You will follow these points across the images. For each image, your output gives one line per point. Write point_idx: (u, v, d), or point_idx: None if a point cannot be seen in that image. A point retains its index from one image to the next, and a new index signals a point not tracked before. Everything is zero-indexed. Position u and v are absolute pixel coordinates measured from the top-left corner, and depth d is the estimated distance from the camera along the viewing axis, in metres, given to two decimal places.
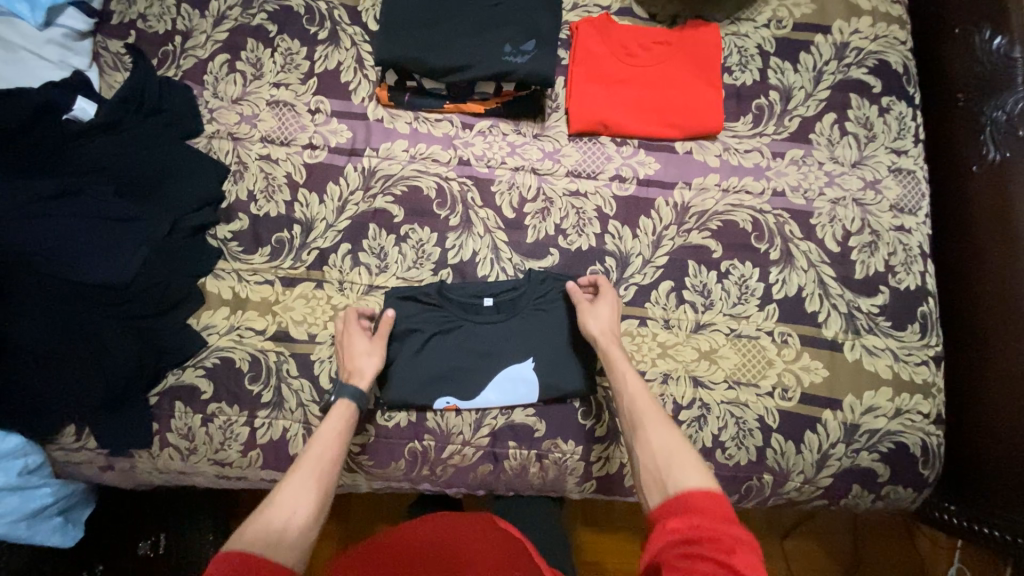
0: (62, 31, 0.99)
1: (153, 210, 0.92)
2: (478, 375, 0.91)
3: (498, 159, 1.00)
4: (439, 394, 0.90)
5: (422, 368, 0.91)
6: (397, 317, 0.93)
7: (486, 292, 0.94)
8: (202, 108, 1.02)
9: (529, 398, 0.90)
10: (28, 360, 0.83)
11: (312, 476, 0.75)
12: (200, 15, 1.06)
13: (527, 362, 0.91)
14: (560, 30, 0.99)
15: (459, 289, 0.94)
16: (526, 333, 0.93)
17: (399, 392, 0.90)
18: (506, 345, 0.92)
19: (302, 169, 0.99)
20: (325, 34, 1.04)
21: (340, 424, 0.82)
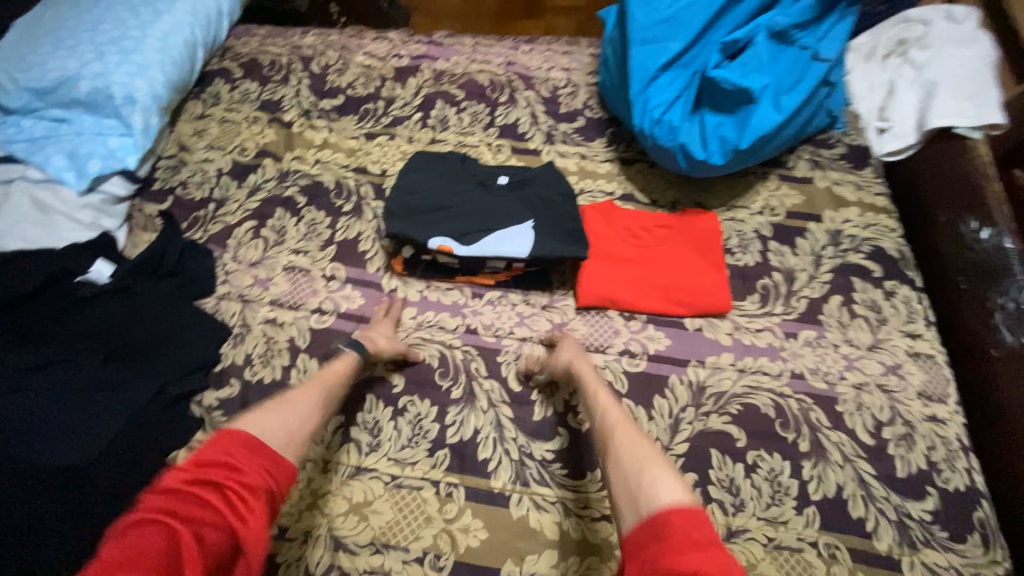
0: (100, 197, 1.05)
1: (146, 375, 0.87)
2: (477, 219, 0.97)
3: (505, 329, 0.98)
4: (432, 233, 0.94)
5: (420, 224, 0.95)
6: (410, 165, 1.03)
7: (501, 173, 1.05)
8: (219, 269, 1.04)
9: (518, 252, 0.93)
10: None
11: (322, 393, 0.76)
12: (236, 186, 1.15)
13: (524, 223, 0.97)
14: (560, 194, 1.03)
15: (473, 168, 1.04)
16: (526, 203, 1.00)
17: (396, 226, 0.95)
18: (505, 206, 0.99)
19: (306, 333, 0.98)
20: (349, 206, 1.12)
21: (342, 366, 0.83)
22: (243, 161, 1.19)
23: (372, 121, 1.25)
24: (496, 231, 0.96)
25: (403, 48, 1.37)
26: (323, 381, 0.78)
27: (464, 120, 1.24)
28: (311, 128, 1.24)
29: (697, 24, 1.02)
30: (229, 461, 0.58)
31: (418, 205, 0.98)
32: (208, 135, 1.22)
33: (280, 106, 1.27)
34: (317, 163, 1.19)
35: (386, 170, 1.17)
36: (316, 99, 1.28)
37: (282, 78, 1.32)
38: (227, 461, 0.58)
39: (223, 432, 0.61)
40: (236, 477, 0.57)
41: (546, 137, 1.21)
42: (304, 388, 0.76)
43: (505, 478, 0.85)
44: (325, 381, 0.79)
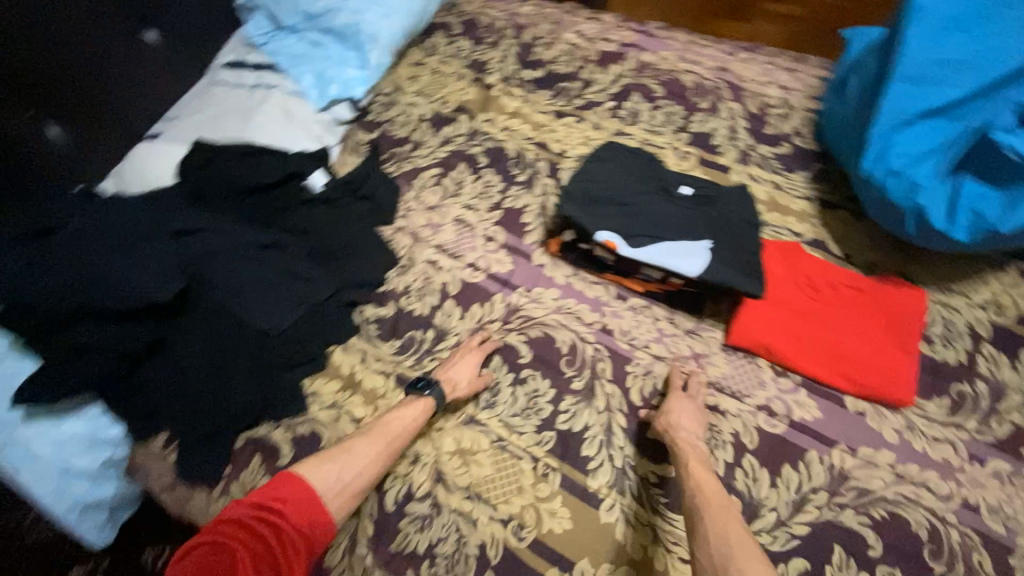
0: (328, 117, 1.23)
1: (330, 277, 1.02)
2: (650, 224, 0.94)
3: (642, 340, 0.96)
4: (599, 227, 0.94)
5: (591, 214, 0.96)
6: (595, 156, 1.04)
7: (684, 183, 1.01)
8: (400, 203, 1.16)
9: (685, 269, 0.90)
10: (171, 374, 0.89)
11: (381, 441, 0.84)
12: (432, 133, 1.26)
13: (698, 242, 0.92)
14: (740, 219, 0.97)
15: (657, 173, 1.02)
16: (704, 222, 0.95)
17: (569, 209, 0.96)
18: (681, 220, 0.95)
19: (457, 283, 1.05)
20: (523, 176, 1.16)
21: (417, 411, 0.88)
22: (443, 112, 1.29)
23: (565, 100, 1.27)
24: (666, 242, 0.93)
25: (614, 35, 1.37)
26: (385, 426, 0.86)
27: (657, 119, 1.20)
28: (508, 94, 1.30)
29: (992, 75, 0.88)
30: (280, 508, 0.74)
31: (595, 195, 0.98)
32: (420, 82, 1.35)
33: (486, 68, 1.35)
34: (505, 129, 1.24)
35: (565, 150, 1.19)
36: (519, 68, 1.34)
37: (494, 42, 1.39)
38: (278, 508, 0.74)
39: (282, 476, 0.78)
40: (281, 519, 0.73)
41: (740, 156, 1.13)
42: (365, 435, 0.84)
43: (602, 481, 0.85)
44: (388, 433, 0.85)
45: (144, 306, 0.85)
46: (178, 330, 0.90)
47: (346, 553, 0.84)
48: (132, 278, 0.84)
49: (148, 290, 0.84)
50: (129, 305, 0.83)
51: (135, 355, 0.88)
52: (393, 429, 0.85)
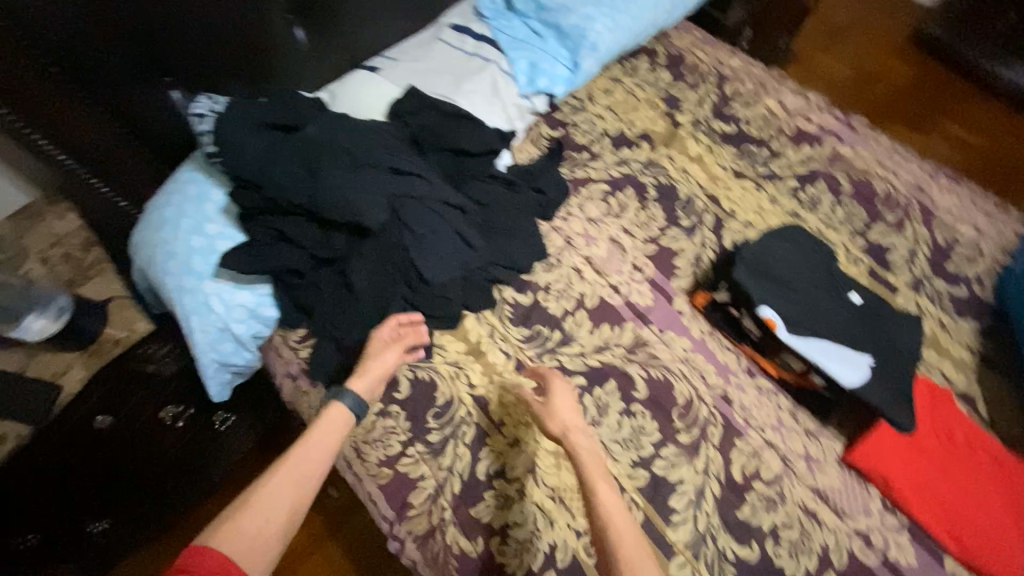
0: (526, 103, 1.28)
1: (489, 250, 1.07)
2: (816, 319, 0.95)
3: (759, 421, 0.97)
4: (768, 302, 0.95)
5: (763, 287, 0.96)
6: (778, 233, 1.05)
7: (856, 290, 1.02)
8: (564, 203, 1.20)
9: (840, 375, 0.91)
10: (338, 287, 0.97)
11: (294, 471, 0.79)
12: (610, 150, 1.30)
13: (859, 354, 0.93)
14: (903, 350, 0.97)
15: (832, 270, 1.03)
16: (870, 336, 0.96)
17: (743, 275, 0.97)
18: (848, 325, 0.95)
19: (595, 298, 1.08)
20: (687, 222, 1.18)
21: (333, 433, 0.86)
22: (627, 134, 1.33)
23: (748, 164, 1.27)
24: (828, 342, 0.93)
25: (814, 116, 1.36)
26: (300, 461, 0.81)
27: (834, 215, 1.19)
28: (693, 139, 1.31)
29: None
30: None
31: (770, 270, 0.98)
32: (612, 99, 1.39)
33: (679, 106, 1.37)
34: (681, 170, 1.26)
35: (735, 213, 1.20)
36: (712, 117, 1.35)
37: (694, 84, 1.41)
38: None
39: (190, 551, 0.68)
40: None
41: (913, 282, 1.12)
42: (273, 476, 0.78)
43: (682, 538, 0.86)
44: (311, 461, 0.81)
45: (351, 222, 0.94)
46: (356, 249, 0.96)
47: (431, 499, 0.91)
48: (348, 194, 0.92)
49: (369, 211, 0.93)
50: (343, 217, 0.92)
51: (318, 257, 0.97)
52: (302, 458, 0.81)
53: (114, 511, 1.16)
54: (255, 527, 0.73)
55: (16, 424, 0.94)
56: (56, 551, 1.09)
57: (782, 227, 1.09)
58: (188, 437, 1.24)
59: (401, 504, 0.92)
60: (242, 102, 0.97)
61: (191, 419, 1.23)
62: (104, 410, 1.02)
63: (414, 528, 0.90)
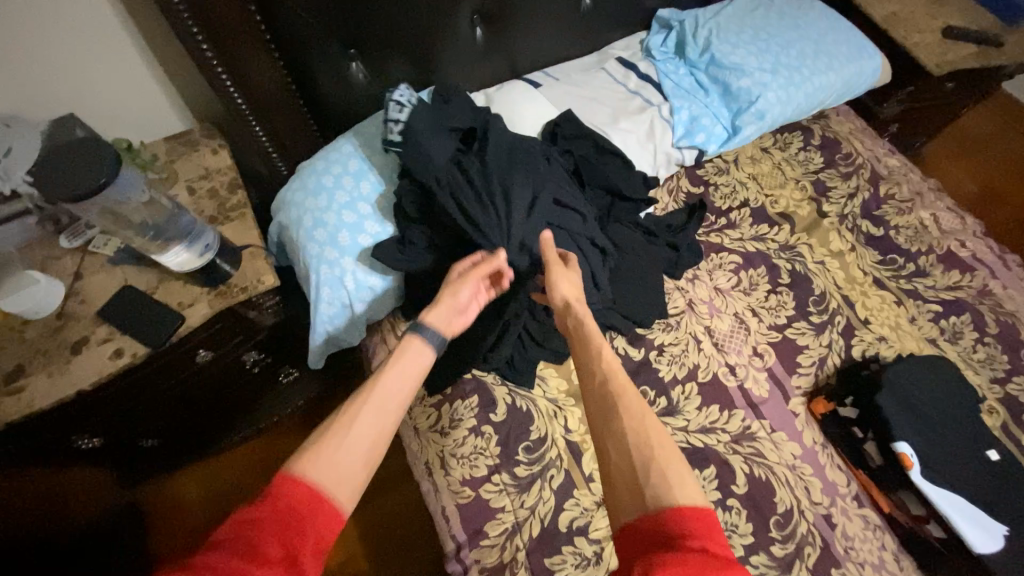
0: (676, 154, 1.25)
1: (614, 296, 1.04)
2: (944, 466, 0.92)
3: (858, 557, 0.90)
4: (901, 436, 0.93)
5: (896, 418, 0.95)
6: (924, 363, 1.00)
7: (992, 446, 0.96)
8: (693, 266, 1.16)
9: (966, 535, 0.87)
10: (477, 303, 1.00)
11: (381, 405, 0.70)
12: (749, 222, 1.25)
13: (990, 519, 0.89)
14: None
15: (973, 417, 0.98)
16: (999, 498, 0.92)
17: (879, 400, 0.96)
18: (975, 480, 0.92)
19: (709, 374, 1.04)
20: (817, 319, 1.12)
21: (407, 369, 0.74)
22: (769, 209, 1.27)
23: (891, 275, 1.20)
24: (958, 496, 0.90)
25: (970, 241, 1.27)
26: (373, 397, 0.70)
27: (974, 355, 1.12)
28: (837, 232, 1.25)
29: None
30: (252, 522, 0.56)
31: (904, 401, 0.96)
32: (759, 168, 1.33)
33: (827, 194, 1.31)
34: (818, 262, 1.20)
35: (869, 322, 1.13)
36: (860, 215, 1.28)
37: (847, 174, 1.35)
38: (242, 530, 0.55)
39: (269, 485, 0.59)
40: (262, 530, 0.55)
41: None
42: (359, 405, 0.69)
43: None
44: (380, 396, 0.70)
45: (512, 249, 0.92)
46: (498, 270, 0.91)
47: (507, 535, 0.89)
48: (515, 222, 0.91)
49: (511, 240, 0.91)
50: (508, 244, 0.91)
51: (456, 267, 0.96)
52: (388, 385, 0.72)
53: (168, 428, 1.24)
54: (341, 459, 0.64)
55: (132, 342, 0.93)
56: (120, 443, 1.18)
57: (928, 356, 1.04)
58: (256, 378, 1.32)
59: (475, 531, 0.89)
60: (426, 104, 1.00)
61: (265, 365, 1.30)
62: (208, 346, 1.07)
63: (484, 561, 0.88)
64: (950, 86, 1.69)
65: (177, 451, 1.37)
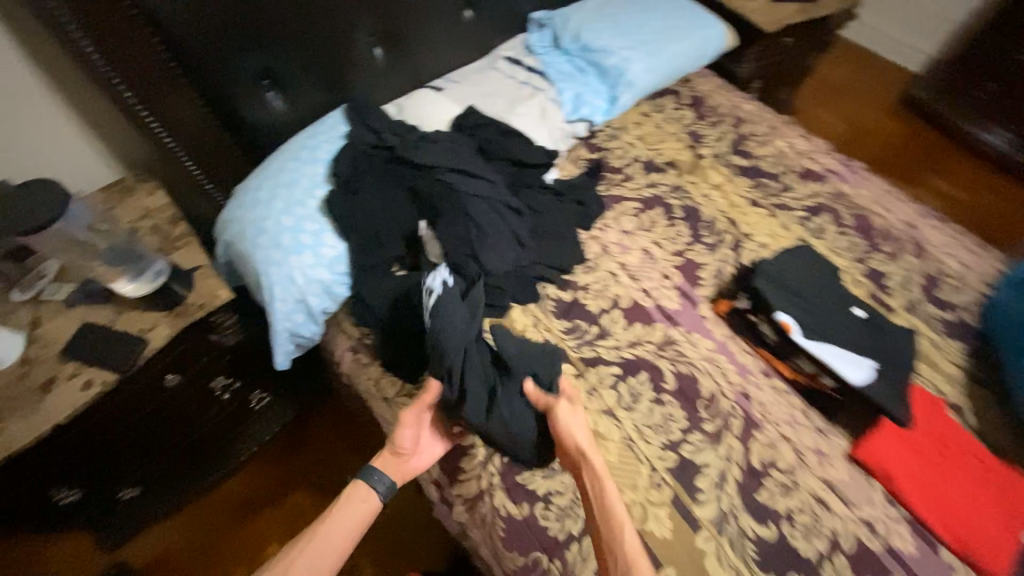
0: (571, 127, 1.45)
1: (537, 249, 1.21)
2: (821, 327, 1.10)
3: (774, 418, 1.07)
4: (782, 311, 1.10)
5: (776, 298, 1.12)
6: (789, 254, 1.20)
7: (859, 305, 1.15)
8: (601, 217, 1.34)
9: (845, 376, 1.04)
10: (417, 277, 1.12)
11: (328, 543, 0.88)
12: (642, 174, 1.45)
13: (861, 359, 1.06)
14: (903, 359, 1.09)
15: (838, 286, 1.17)
16: (873, 343, 1.09)
17: (761, 288, 1.13)
18: (852, 333, 1.10)
19: (629, 300, 1.21)
20: (709, 240, 1.33)
21: (355, 507, 0.94)
22: (656, 161, 1.49)
23: (763, 195, 1.43)
24: (833, 347, 1.07)
25: (820, 158, 1.53)
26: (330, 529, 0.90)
27: (838, 242, 1.34)
28: (714, 170, 1.48)
29: None
30: None
31: (781, 284, 1.15)
32: (643, 129, 1.56)
33: (702, 141, 1.55)
34: (704, 196, 1.42)
35: (751, 235, 1.35)
36: (730, 153, 1.52)
37: (714, 123, 1.60)
38: None
39: None
40: None
41: (910, 303, 1.23)
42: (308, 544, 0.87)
43: (707, 513, 0.96)
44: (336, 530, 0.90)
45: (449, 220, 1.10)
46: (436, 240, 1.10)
47: (482, 465, 1.00)
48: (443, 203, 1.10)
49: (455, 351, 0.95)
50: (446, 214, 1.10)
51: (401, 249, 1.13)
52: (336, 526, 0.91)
53: (146, 475, 1.28)
54: None
55: (102, 371, 1.00)
56: (95, 497, 1.21)
57: (794, 248, 1.23)
58: (229, 408, 1.36)
59: (453, 469, 1.02)
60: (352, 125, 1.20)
61: (237, 391, 1.35)
62: (174, 371, 1.13)
63: (464, 491, 1.00)
64: (788, 43, 2.02)
65: (161, 505, 1.39)
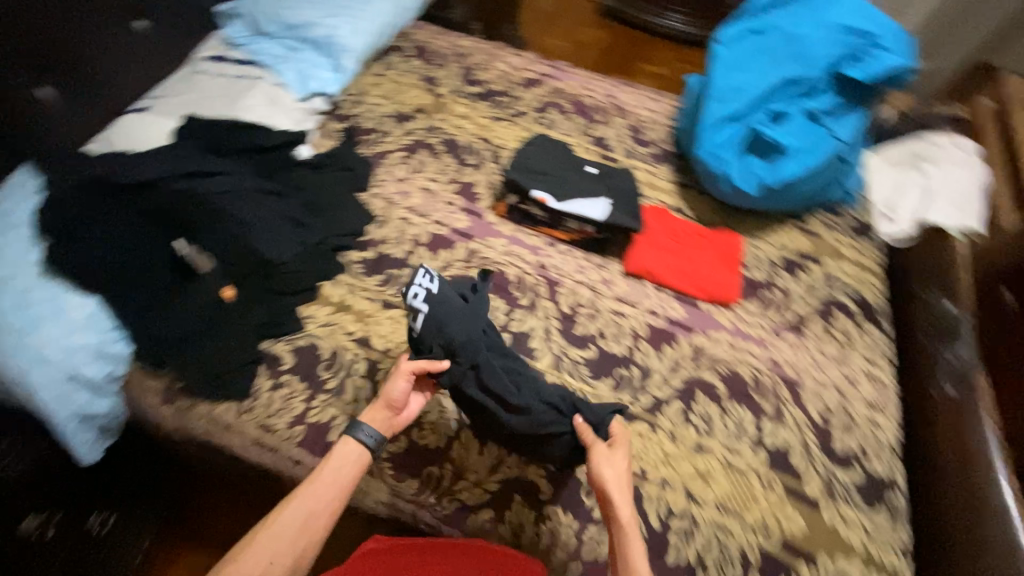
0: (309, 106, 1.47)
1: (320, 224, 1.25)
2: (568, 189, 1.35)
3: (568, 272, 1.31)
4: (536, 186, 1.34)
5: (529, 180, 1.35)
6: (530, 143, 1.45)
7: (591, 164, 1.42)
8: (373, 176, 1.42)
9: (590, 216, 1.32)
10: (201, 297, 1.06)
11: (311, 503, 0.85)
12: (396, 126, 1.54)
13: (599, 199, 1.35)
14: (631, 190, 1.40)
15: (572, 156, 1.44)
16: (607, 187, 1.38)
17: (516, 176, 1.36)
18: (590, 184, 1.37)
19: (426, 235, 1.32)
20: (473, 160, 1.49)
21: (348, 462, 0.90)
22: (404, 112, 1.59)
23: (502, 110, 1.65)
24: (578, 199, 1.34)
25: (535, 66, 1.80)
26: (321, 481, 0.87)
27: (568, 126, 1.63)
28: (456, 103, 1.64)
29: (761, 87, 1.39)
30: None
31: (530, 169, 1.37)
32: (382, 88, 1.64)
33: (437, 82, 1.69)
34: (456, 127, 1.58)
35: (504, 144, 1.55)
36: (463, 84, 1.70)
37: (442, 64, 1.75)
38: None
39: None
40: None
41: (628, 152, 1.58)
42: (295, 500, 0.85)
43: (545, 362, 1.16)
44: (328, 484, 0.87)
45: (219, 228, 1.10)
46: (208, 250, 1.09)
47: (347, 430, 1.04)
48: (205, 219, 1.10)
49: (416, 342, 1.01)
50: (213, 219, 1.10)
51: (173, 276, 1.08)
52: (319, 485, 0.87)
53: None
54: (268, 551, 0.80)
55: None
56: None
57: (534, 139, 1.47)
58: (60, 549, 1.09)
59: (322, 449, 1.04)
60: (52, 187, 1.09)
61: (60, 527, 1.08)
62: None
63: None
64: None
65: None
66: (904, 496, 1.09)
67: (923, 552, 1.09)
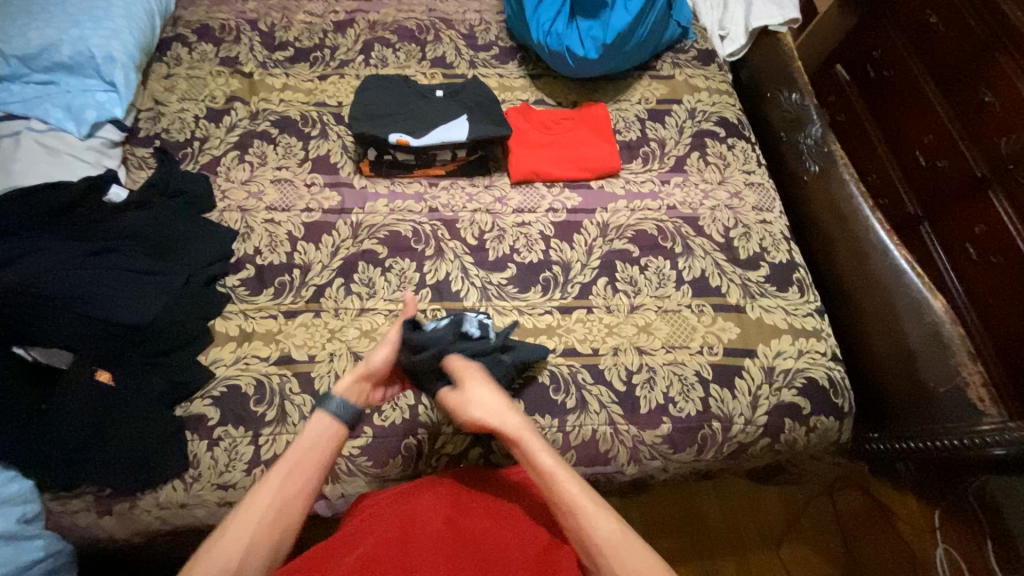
0: (99, 141, 1.24)
1: (177, 264, 1.11)
2: (422, 122, 1.26)
3: (459, 206, 1.27)
4: (390, 131, 1.23)
5: (379, 127, 1.24)
6: (364, 90, 1.32)
7: (437, 88, 1.34)
8: (215, 190, 1.26)
9: (456, 139, 1.24)
10: (76, 395, 0.92)
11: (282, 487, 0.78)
12: (214, 126, 1.35)
13: (458, 119, 1.27)
14: (486, 98, 1.33)
15: (414, 87, 1.34)
16: (461, 104, 1.31)
17: (363, 128, 1.24)
18: (444, 108, 1.29)
19: (301, 227, 1.22)
20: (316, 131, 1.35)
21: (316, 451, 0.84)
22: (216, 107, 1.38)
23: (323, 65, 1.48)
24: (439, 126, 1.25)
25: (339, 5, 1.61)
26: (279, 495, 0.78)
27: (400, 58, 1.50)
28: (270, 76, 1.45)
29: None
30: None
31: (376, 116, 1.26)
32: (178, 90, 1.40)
33: (238, 61, 1.47)
34: (281, 102, 1.40)
35: (341, 102, 1.41)
36: (270, 53, 1.49)
37: (234, 38, 1.51)
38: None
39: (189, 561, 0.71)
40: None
41: (470, 63, 1.49)
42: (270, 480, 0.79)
43: (473, 299, 1.15)
44: (296, 473, 0.81)
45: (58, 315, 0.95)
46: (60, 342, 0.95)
47: None
48: (36, 313, 0.94)
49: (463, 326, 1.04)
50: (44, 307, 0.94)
51: (35, 388, 0.95)
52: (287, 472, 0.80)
53: None
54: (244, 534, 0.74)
55: None
56: None
57: (367, 83, 1.34)
58: None
59: None
60: None
61: None
62: None
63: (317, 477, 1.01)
64: None
65: None
66: (807, 272, 1.25)
67: (834, 307, 1.29)
